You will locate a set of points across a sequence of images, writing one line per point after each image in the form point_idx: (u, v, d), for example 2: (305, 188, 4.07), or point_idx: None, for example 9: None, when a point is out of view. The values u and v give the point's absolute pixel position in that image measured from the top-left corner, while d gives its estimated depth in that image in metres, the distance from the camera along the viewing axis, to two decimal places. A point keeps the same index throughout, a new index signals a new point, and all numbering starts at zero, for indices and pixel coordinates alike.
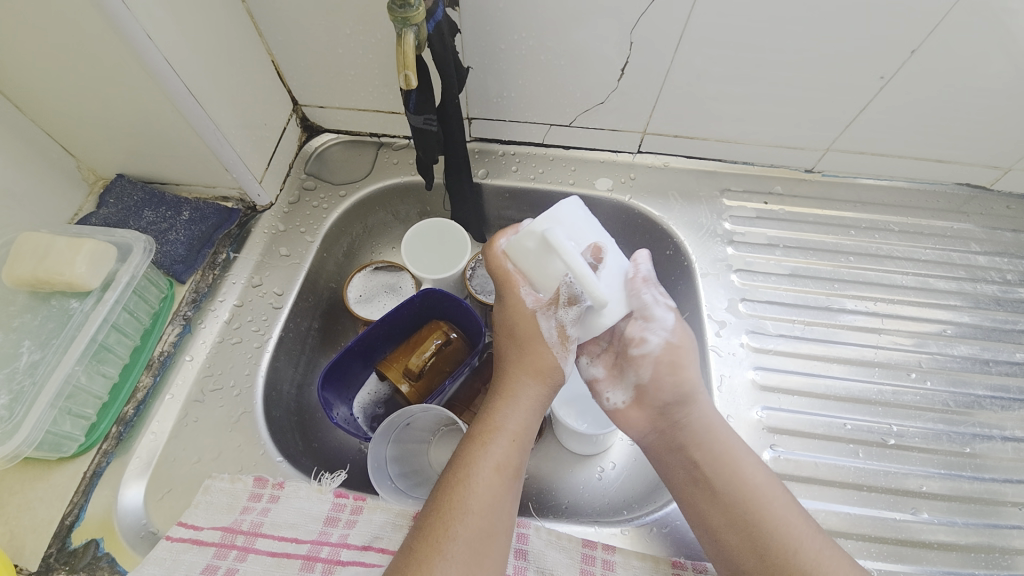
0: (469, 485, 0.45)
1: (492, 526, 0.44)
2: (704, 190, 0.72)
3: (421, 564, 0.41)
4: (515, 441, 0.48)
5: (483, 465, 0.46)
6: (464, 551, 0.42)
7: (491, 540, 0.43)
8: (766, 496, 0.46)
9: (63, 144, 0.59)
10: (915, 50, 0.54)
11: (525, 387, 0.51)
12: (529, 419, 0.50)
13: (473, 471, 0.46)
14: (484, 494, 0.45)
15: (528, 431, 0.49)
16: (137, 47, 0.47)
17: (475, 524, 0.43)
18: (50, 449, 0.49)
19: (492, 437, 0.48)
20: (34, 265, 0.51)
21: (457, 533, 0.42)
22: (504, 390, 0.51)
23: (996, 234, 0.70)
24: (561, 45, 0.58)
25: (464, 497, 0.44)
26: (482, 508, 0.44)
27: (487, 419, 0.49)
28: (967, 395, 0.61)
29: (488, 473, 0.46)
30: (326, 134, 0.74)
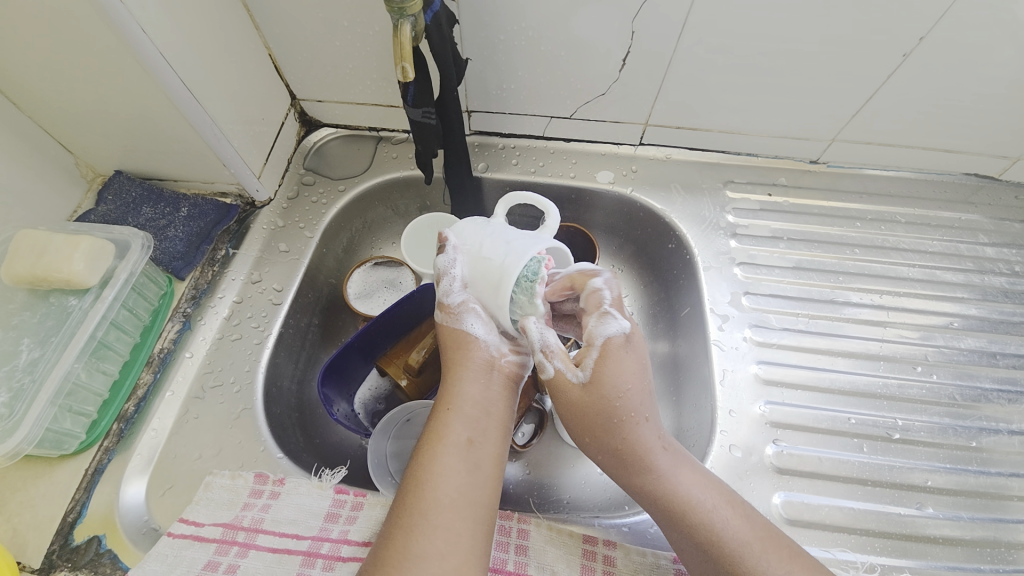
0: (424, 461, 0.44)
1: (454, 499, 0.43)
2: (707, 182, 0.71)
3: (387, 548, 0.41)
4: (467, 412, 0.47)
5: (444, 440, 0.45)
6: (424, 526, 0.41)
7: (453, 514, 0.42)
8: (725, 532, 0.43)
9: (62, 141, 0.59)
10: (923, 36, 0.53)
11: (467, 360, 0.50)
12: (477, 391, 0.49)
13: (430, 446, 0.45)
14: (444, 468, 0.44)
15: (479, 401, 0.48)
16: (131, 41, 0.47)
17: (433, 498, 0.42)
18: (51, 446, 0.49)
19: (441, 411, 0.47)
20: (32, 263, 0.51)
21: (416, 509, 0.42)
22: (454, 366, 0.50)
23: (1005, 225, 0.69)
24: (561, 36, 0.57)
25: (422, 472, 0.44)
26: (438, 481, 0.43)
27: (439, 396, 0.49)
28: (974, 388, 0.60)
29: (440, 447, 0.45)
30: (325, 129, 0.74)
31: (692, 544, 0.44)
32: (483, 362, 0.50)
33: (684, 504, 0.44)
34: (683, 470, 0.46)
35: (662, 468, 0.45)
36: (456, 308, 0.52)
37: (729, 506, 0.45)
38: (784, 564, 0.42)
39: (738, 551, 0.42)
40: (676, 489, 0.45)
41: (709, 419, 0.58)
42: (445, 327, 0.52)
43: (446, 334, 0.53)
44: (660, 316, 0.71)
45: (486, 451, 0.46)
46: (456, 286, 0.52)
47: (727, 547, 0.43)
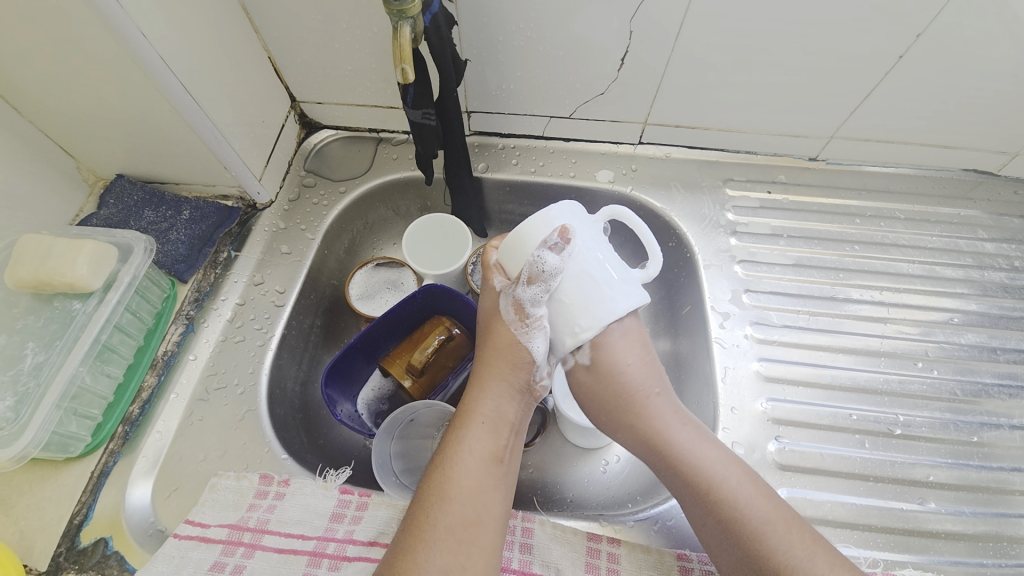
0: (451, 472, 0.45)
1: (479, 514, 0.44)
2: (706, 181, 0.71)
3: (409, 555, 0.41)
4: (493, 427, 0.48)
5: (466, 453, 0.46)
6: (449, 538, 0.42)
7: (477, 527, 0.43)
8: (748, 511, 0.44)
9: (63, 145, 0.59)
10: (921, 33, 0.53)
11: (499, 371, 0.50)
12: (505, 405, 0.49)
13: (456, 458, 0.46)
14: (465, 481, 0.45)
15: (506, 416, 0.49)
16: (132, 46, 0.47)
17: (458, 511, 0.43)
18: (57, 449, 0.50)
19: (469, 423, 0.48)
20: (35, 267, 0.51)
21: (441, 520, 0.43)
22: (480, 378, 0.50)
23: (1005, 221, 0.69)
24: (559, 36, 0.57)
25: (447, 483, 0.45)
26: (464, 494, 0.44)
27: (465, 405, 0.50)
28: (974, 383, 0.61)
29: (468, 460, 0.46)
30: (325, 130, 0.74)
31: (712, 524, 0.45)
32: (519, 378, 0.50)
33: (706, 481, 0.46)
34: (705, 447, 0.47)
35: (684, 443, 0.47)
36: (530, 319, 0.48)
37: (751, 485, 0.46)
38: (807, 547, 0.43)
39: (759, 529, 0.44)
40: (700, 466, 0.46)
41: (710, 417, 0.58)
42: (507, 329, 0.50)
43: (501, 332, 0.50)
44: (662, 314, 0.71)
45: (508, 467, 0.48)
46: (542, 298, 0.46)
47: (746, 525, 0.44)
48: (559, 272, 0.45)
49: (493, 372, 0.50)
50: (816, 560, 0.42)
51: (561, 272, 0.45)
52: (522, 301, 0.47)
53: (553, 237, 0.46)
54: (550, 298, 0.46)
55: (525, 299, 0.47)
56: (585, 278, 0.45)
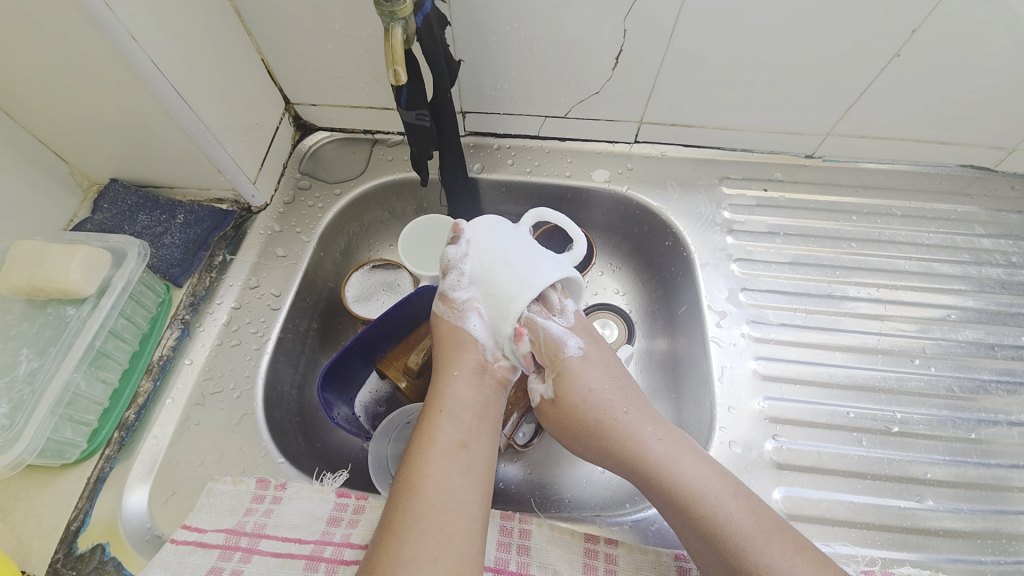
0: (419, 462, 0.45)
1: (450, 499, 0.44)
2: (702, 179, 0.71)
3: (386, 548, 0.42)
4: (460, 413, 0.48)
5: (431, 442, 0.46)
6: (422, 527, 0.42)
7: (449, 512, 0.43)
8: (733, 522, 0.44)
9: (56, 150, 0.59)
10: (916, 29, 0.53)
11: (459, 360, 0.51)
12: (467, 391, 0.50)
13: (423, 447, 0.46)
14: (432, 471, 0.45)
15: (472, 402, 0.49)
16: (123, 50, 0.47)
17: (428, 499, 0.43)
18: (52, 455, 0.50)
19: (435, 413, 0.48)
20: (29, 273, 0.51)
21: (412, 511, 0.43)
22: (442, 368, 0.51)
23: (1001, 216, 0.69)
24: (553, 35, 0.57)
25: (417, 473, 0.45)
26: (433, 481, 0.44)
27: (432, 397, 0.50)
28: (972, 380, 0.60)
29: (434, 448, 0.46)
30: (320, 132, 0.74)
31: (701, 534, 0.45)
32: (474, 364, 0.51)
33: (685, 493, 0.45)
34: (683, 459, 0.47)
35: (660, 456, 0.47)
36: (460, 305, 0.51)
37: (733, 497, 0.45)
38: (789, 558, 0.43)
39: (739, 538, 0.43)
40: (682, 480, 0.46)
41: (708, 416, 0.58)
42: (450, 322, 0.52)
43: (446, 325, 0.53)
44: (659, 313, 0.71)
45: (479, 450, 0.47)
46: (461, 282, 0.51)
47: (729, 535, 0.44)
48: (463, 258, 0.51)
49: (453, 361, 0.51)
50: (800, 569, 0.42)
51: (467, 257, 0.51)
52: (448, 291, 0.52)
53: (451, 233, 0.53)
54: (471, 281, 0.51)
55: (449, 289, 0.52)
56: (502, 262, 0.50)
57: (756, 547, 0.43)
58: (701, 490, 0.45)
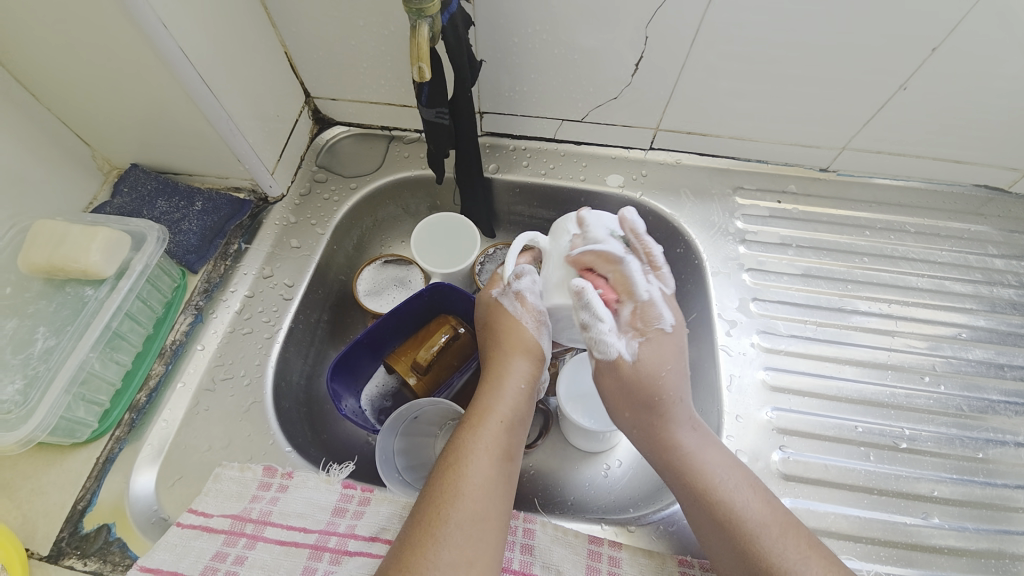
0: (463, 470, 0.45)
1: (491, 507, 0.44)
2: (716, 188, 0.71)
3: (418, 550, 0.41)
4: (507, 424, 0.49)
5: (479, 449, 0.46)
6: (460, 535, 0.42)
7: (487, 525, 0.43)
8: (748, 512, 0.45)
9: (80, 133, 0.60)
10: (936, 48, 0.53)
11: (514, 370, 0.52)
12: (516, 404, 0.50)
13: (468, 455, 0.46)
14: (479, 478, 0.45)
15: (519, 414, 0.50)
16: (153, 37, 0.47)
17: (470, 509, 0.43)
18: (63, 434, 0.50)
19: (483, 421, 0.48)
20: (49, 252, 0.51)
21: (454, 516, 0.43)
22: (496, 375, 0.52)
23: (1015, 237, 0.69)
24: (575, 39, 0.58)
25: (459, 481, 0.45)
26: (476, 493, 0.44)
27: (480, 401, 0.50)
28: (981, 400, 0.60)
29: (481, 458, 0.46)
30: (338, 127, 0.74)
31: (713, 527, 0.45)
32: (527, 377, 0.52)
33: (709, 482, 0.46)
34: (709, 449, 0.48)
35: (690, 444, 0.48)
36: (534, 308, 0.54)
37: (753, 491, 0.46)
38: (803, 550, 0.43)
39: (756, 529, 0.44)
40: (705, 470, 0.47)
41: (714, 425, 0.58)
42: (524, 329, 0.54)
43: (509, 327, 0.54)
44: None
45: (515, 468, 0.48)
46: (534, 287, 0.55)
47: (744, 526, 0.44)
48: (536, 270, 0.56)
49: (508, 372, 0.52)
50: (813, 564, 0.42)
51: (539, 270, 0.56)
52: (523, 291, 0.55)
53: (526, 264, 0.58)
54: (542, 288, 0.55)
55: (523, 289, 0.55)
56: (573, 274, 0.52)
57: (754, 524, 0.44)
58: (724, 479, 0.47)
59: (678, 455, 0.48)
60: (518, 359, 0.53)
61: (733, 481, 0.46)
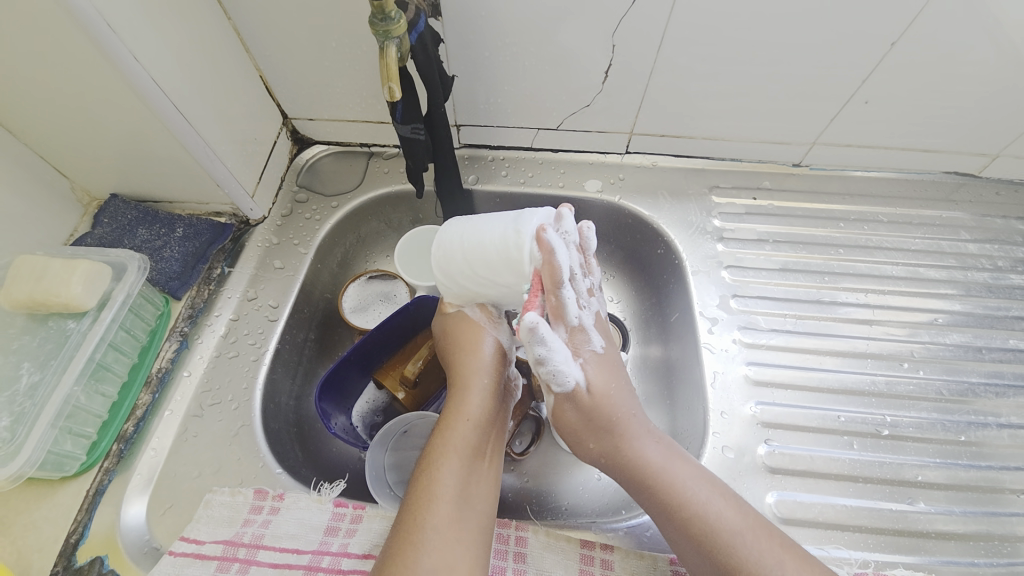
0: (436, 475, 0.47)
1: (464, 510, 0.45)
2: (693, 188, 0.72)
3: (400, 559, 0.42)
4: (478, 427, 0.51)
5: (450, 455, 0.48)
6: (438, 540, 0.43)
7: (464, 527, 0.44)
8: (719, 523, 0.45)
9: (57, 166, 0.60)
10: (895, 41, 0.55)
11: (478, 373, 0.53)
12: (483, 404, 0.52)
13: (443, 459, 0.48)
14: (451, 482, 0.46)
15: (489, 417, 0.52)
16: (125, 70, 0.48)
17: (445, 513, 0.44)
18: (52, 468, 0.50)
19: (453, 425, 0.50)
20: (30, 288, 0.52)
21: (428, 523, 0.44)
22: (463, 382, 0.53)
23: (987, 222, 0.70)
24: (545, 50, 0.59)
25: (432, 487, 0.46)
26: (450, 496, 0.45)
27: (450, 409, 0.52)
28: (961, 383, 0.61)
29: (452, 462, 0.47)
30: (317, 146, 0.75)
31: (689, 543, 0.46)
32: (492, 380, 0.54)
33: (678, 499, 0.47)
34: (674, 463, 0.49)
35: (657, 461, 0.49)
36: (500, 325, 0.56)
37: (722, 497, 0.47)
38: (778, 554, 0.44)
39: (730, 540, 0.45)
40: (676, 485, 0.47)
41: (700, 421, 0.59)
42: (479, 332, 0.55)
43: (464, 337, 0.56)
44: (650, 322, 0.71)
45: (489, 466, 0.50)
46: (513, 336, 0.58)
47: (721, 538, 0.45)
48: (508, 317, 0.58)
49: (473, 374, 0.53)
50: (788, 566, 0.43)
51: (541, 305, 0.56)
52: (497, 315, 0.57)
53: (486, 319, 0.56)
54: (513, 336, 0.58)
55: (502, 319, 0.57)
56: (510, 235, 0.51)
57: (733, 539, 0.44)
58: (696, 492, 0.47)
59: (647, 473, 0.48)
60: (475, 357, 0.54)
61: (698, 495, 0.47)
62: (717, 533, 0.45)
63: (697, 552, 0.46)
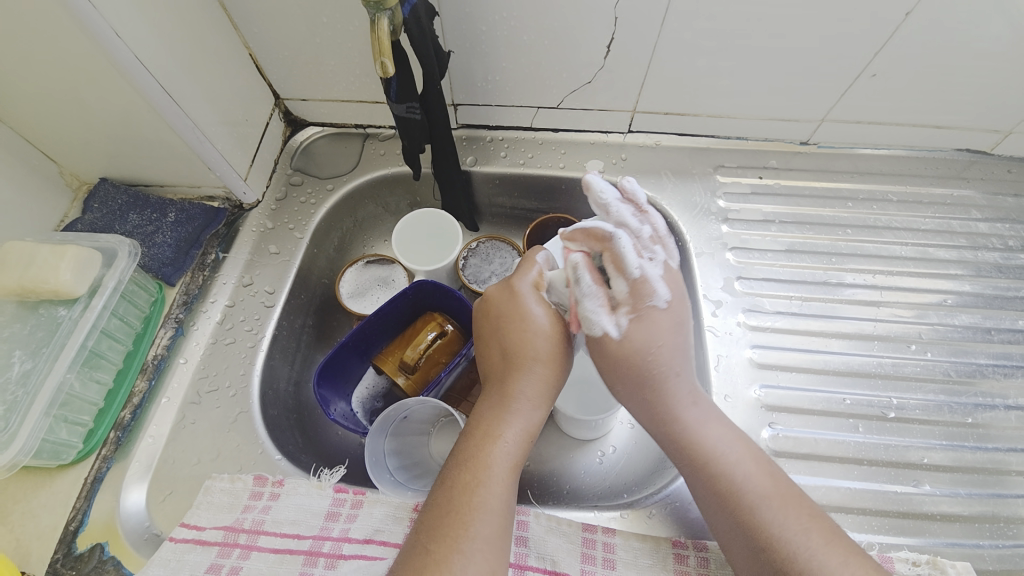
0: (487, 485, 0.44)
1: (507, 521, 0.43)
2: (698, 167, 0.70)
3: (443, 564, 0.39)
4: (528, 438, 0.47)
5: (501, 464, 0.45)
6: (485, 550, 0.41)
7: (505, 540, 0.43)
8: (748, 486, 0.44)
9: (44, 150, 0.59)
10: (909, 11, 0.52)
11: (537, 384, 0.49)
12: (532, 417, 0.48)
13: (491, 468, 0.44)
14: (501, 493, 0.44)
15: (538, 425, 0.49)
16: (108, 47, 0.46)
17: (494, 524, 0.42)
18: (49, 456, 0.50)
19: (506, 434, 0.46)
20: (18, 275, 0.50)
21: (480, 533, 0.41)
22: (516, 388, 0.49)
23: (998, 200, 0.69)
24: (544, 23, 0.56)
25: (484, 498, 0.43)
26: (500, 508, 0.43)
27: (499, 413, 0.48)
28: (968, 364, 0.60)
29: (504, 473, 0.45)
30: (311, 127, 0.73)
31: (710, 495, 0.45)
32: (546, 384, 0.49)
33: (705, 453, 0.46)
34: (709, 425, 0.47)
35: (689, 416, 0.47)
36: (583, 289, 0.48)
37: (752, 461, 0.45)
38: (804, 525, 0.42)
39: (755, 497, 0.43)
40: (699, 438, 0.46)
41: None
42: (538, 314, 0.51)
43: (509, 310, 0.51)
44: None
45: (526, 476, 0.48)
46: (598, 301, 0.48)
47: (746, 493, 0.44)
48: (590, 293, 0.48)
49: (532, 380, 0.49)
50: (814, 536, 0.41)
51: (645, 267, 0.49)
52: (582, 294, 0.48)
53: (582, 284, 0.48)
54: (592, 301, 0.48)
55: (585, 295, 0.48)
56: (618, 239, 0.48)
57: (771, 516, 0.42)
58: (733, 451, 0.46)
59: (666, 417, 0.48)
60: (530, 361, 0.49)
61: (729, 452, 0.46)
62: (743, 496, 0.44)
63: (717, 506, 0.45)
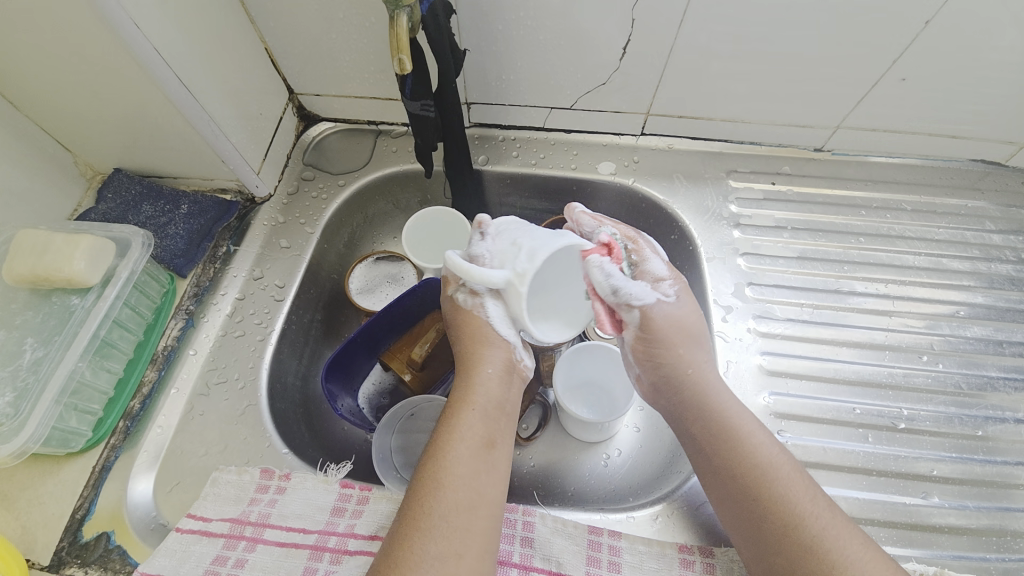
0: (445, 461, 0.44)
1: (472, 495, 0.43)
2: (710, 172, 0.70)
3: (406, 545, 0.40)
4: (485, 413, 0.48)
5: (458, 440, 0.45)
6: (444, 527, 0.41)
7: (472, 515, 0.42)
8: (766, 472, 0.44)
9: (59, 139, 0.59)
10: (929, 20, 0.52)
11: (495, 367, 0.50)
12: (487, 396, 0.49)
13: (451, 445, 0.45)
14: (461, 469, 0.44)
15: (495, 401, 0.49)
16: (126, 38, 0.46)
17: (453, 499, 0.42)
18: (58, 444, 0.50)
19: (462, 413, 0.47)
20: (32, 263, 0.51)
21: (436, 509, 0.42)
22: (470, 372, 0.50)
23: (1013, 212, 0.68)
24: (560, 24, 0.56)
25: (441, 474, 0.43)
26: (460, 483, 0.43)
27: (457, 397, 0.49)
28: (980, 377, 0.60)
29: (462, 449, 0.45)
30: (324, 123, 0.73)
31: (728, 485, 0.45)
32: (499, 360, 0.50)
33: (728, 436, 0.47)
34: (736, 411, 0.48)
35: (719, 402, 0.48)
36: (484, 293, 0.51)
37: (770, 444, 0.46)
38: (820, 507, 0.42)
39: (768, 479, 0.44)
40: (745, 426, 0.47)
41: None
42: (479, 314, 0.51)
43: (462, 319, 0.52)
44: None
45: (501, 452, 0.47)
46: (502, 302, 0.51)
47: (767, 474, 0.44)
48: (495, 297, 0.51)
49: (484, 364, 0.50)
50: (828, 518, 0.42)
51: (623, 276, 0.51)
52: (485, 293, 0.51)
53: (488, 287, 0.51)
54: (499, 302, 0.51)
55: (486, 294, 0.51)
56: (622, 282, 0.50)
57: (788, 496, 0.43)
58: (751, 439, 0.46)
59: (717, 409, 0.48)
60: (491, 348, 0.51)
61: (763, 440, 0.46)
62: (761, 484, 0.44)
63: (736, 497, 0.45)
